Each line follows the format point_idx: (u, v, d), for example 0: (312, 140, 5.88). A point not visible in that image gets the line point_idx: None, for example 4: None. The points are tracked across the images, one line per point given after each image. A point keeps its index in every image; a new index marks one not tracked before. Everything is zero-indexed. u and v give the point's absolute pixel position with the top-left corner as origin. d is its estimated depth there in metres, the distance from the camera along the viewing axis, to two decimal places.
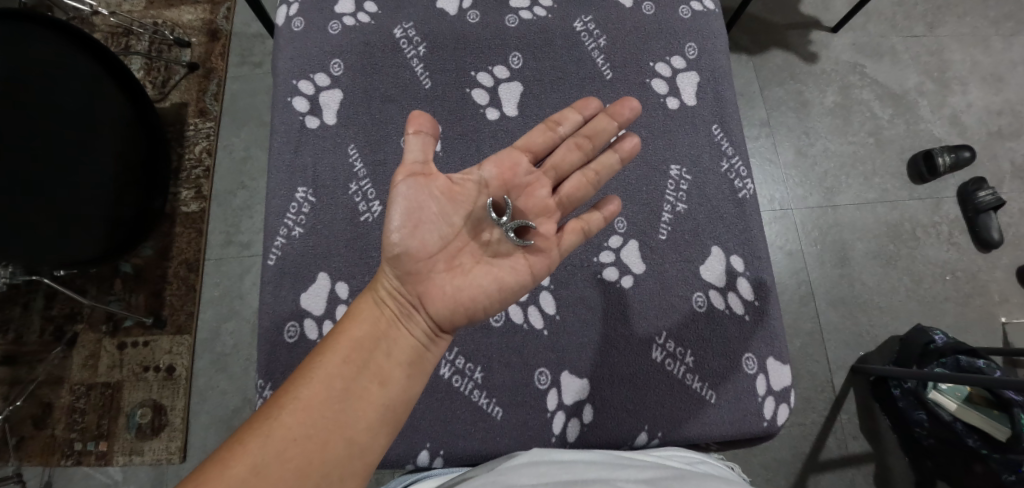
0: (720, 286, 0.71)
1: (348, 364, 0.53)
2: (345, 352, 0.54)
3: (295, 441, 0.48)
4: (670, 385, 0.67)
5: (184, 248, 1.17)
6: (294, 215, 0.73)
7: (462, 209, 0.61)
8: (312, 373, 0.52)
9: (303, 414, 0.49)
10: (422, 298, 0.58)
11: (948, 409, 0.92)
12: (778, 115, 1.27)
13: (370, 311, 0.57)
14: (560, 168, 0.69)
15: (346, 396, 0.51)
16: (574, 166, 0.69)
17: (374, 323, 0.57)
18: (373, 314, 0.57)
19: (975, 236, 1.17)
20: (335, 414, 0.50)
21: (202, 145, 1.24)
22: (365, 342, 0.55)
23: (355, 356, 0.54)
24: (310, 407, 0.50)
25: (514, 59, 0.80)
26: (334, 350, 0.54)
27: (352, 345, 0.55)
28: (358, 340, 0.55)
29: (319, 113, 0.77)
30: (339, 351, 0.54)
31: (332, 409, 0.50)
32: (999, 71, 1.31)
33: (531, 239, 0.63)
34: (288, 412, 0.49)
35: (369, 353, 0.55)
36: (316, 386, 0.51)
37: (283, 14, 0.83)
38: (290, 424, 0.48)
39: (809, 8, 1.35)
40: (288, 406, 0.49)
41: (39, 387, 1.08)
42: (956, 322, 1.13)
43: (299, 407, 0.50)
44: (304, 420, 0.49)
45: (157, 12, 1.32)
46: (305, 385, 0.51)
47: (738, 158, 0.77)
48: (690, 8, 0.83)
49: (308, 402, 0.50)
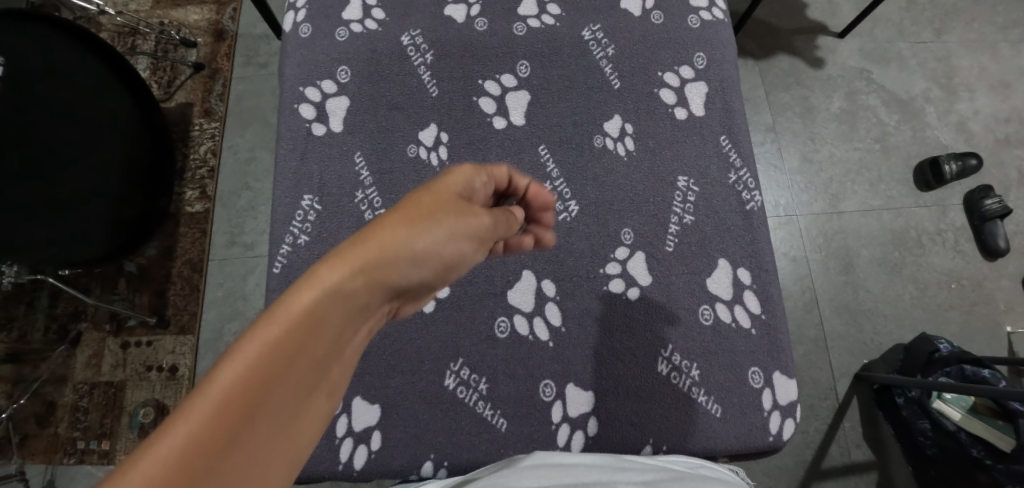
0: (727, 299, 0.71)
1: (313, 338, 0.34)
2: (308, 322, 0.34)
3: (242, 439, 0.29)
4: (676, 399, 0.67)
5: (188, 249, 1.17)
6: (299, 222, 0.72)
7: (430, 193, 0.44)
8: (261, 339, 0.31)
9: (198, 452, 0.26)
10: (404, 286, 0.42)
11: (951, 419, 0.91)
12: (783, 121, 1.27)
13: (327, 295, 0.35)
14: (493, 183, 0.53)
15: (304, 380, 0.33)
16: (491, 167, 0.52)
17: (325, 313, 0.35)
18: (327, 300, 0.35)
19: (981, 244, 1.16)
20: (254, 448, 0.29)
21: (207, 145, 1.24)
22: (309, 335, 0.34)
23: (321, 329, 0.35)
24: (247, 419, 0.29)
25: (521, 67, 0.80)
26: (290, 316, 0.33)
27: (316, 314, 0.34)
28: (330, 310, 0.35)
29: (325, 120, 0.77)
30: (298, 319, 0.33)
31: (259, 433, 0.29)
32: (1007, 78, 1.30)
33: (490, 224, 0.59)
34: (226, 392, 0.29)
35: (317, 349, 0.34)
36: (236, 393, 0.29)
37: (290, 20, 0.82)
38: (220, 418, 0.28)
39: (815, 14, 1.34)
40: (176, 437, 0.26)
41: (43, 386, 1.08)
42: (961, 331, 1.12)
43: (246, 386, 0.29)
44: (250, 410, 0.29)
45: (163, 12, 1.32)
46: (214, 396, 0.28)
47: (746, 169, 0.76)
48: (699, 18, 0.82)
49: (213, 434, 0.27)
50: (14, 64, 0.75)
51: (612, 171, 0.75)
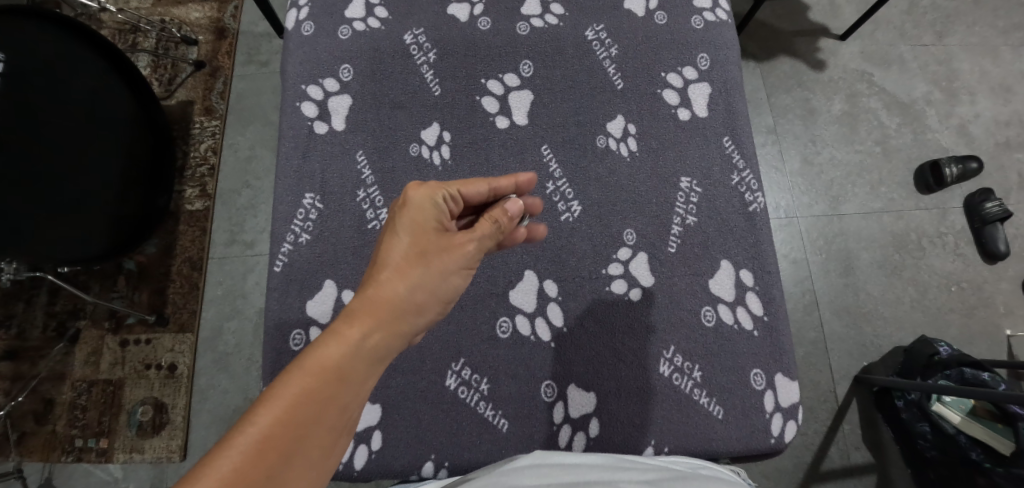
0: (729, 300, 0.70)
1: (323, 378, 0.45)
2: (321, 366, 0.46)
3: (260, 455, 0.40)
4: (678, 400, 0.67)
5: (188, 248, 1.17)
6: (301, 221, 0.72)
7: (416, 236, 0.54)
8: (281, 387, 0.44)
9: (253, 465, 0.40)
10: (410, 318, 0.51)
11: (951, 422, 0.91)
12: (785, 123, 1.27)
13: (344, 348, 0.47)
14: (459, 197, 0.59)
15: (319, 409, 0.44)
16: (456, 182, 0.59)
17: (349, 362, 0.47)
18: (346, 348, 0.47)
19: (981, 247, 1.16)
20: (300, 464, 0.42)
21: (208, 143, 1.23)
22: (337, 379, 0.46)
23: (332, 370, 0.46)
24: (272, 446, 0.41)
25: (524, 67, 0.80)
26: (306, 363, 0.46)
27: (328, 361, 0.46)
28: (340, 354, 0.47)
29: (327, 118, 0.77)
30: (311, 367, 0.45)
31: (300, 456, 0.42)
32: (1008, 82, 1.30)
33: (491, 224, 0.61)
34: (253, 423, 0.41)
35: (339, 392, 0.46)
36: (275, 423, 0.42)
37: (293, 18, 0.82)
38: (250, 445, 0.40)
39: (818, 16, 1.34)
40: (235, 455, 0.39)
41: (41, 383, 1.08)
42: (961, 335, 1.12)
43: (269, 419, 0.42)
44: (272, 434, 0.41)
45: (164, 9, 1.32)
46: (261, 428, 0.41)
47: (749, 170, 0.76)
48: (702, 18, 0.82)
49: (261, 449, 0.40)
50: (19, 65, 0.74)
51: (614, 172, 0.75)
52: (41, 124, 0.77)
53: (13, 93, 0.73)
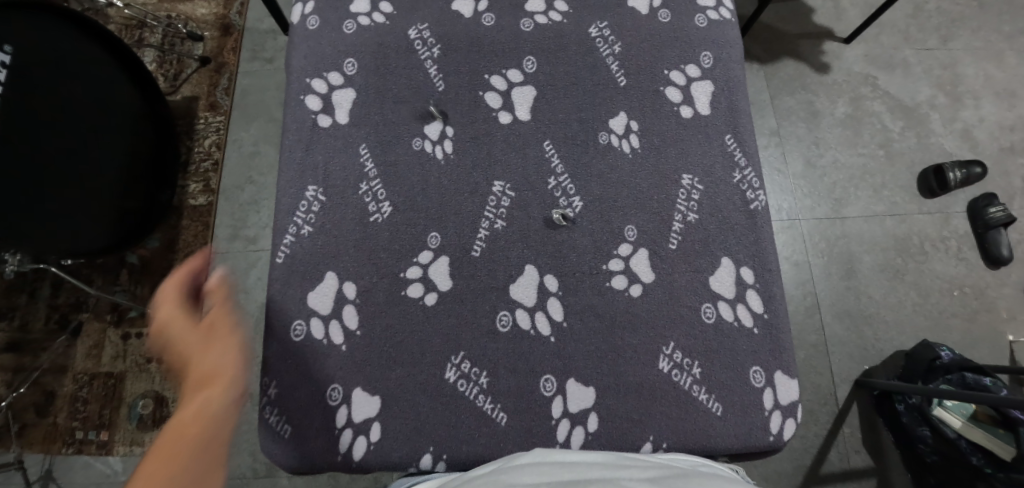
0: (729, 298, 0.70)
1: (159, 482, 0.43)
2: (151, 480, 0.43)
3: None
4: (677, 397, 0.67)
5: (191, 242, 1.17)
6: (303, 213, 0.73)
7: (176, 363, 0.55)
8: None
9: None
10: (213, 375, 0.53)
11: (952, 427, 0.90)
12: (788, 125, 1.27)
13: (194, 411, 0.49)
14: (167, 296, 0.59)
15: None
16: (156, 296, 0.59)
17: (185, 438, 0.47)
18: (189, 426, 0.48)
19: (984, 252, 1.16)
20: None
21: (212, 138, 1.24)
22: (172, 463, 0.45)
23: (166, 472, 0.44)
24: None
25: (527, 63, 0.80)
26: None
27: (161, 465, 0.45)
28: (163, 450, 0.46)
29: (331, 112, 0.77)
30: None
31: None
32: (1012, 87, 1.29)
33: (213, 299, 0.61)
34: None
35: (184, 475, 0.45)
36: None
37: (298, 12, 0.83)
38: None
39: (822, 19, 1.34)
40: None
41: (42, 376, 1.08)
42: (963, 339, 1.12)
43: None
44: None
45: (170, 5, 1.32)
46: None
47: (750, 169, 0.76)
48: (706, 17, 0.82)
49: None
50: (26, 62, 0.75)
51: (616, 169, 0.75)
52: (38, 116, 0.77)
53: (15, 89, 0.74)
